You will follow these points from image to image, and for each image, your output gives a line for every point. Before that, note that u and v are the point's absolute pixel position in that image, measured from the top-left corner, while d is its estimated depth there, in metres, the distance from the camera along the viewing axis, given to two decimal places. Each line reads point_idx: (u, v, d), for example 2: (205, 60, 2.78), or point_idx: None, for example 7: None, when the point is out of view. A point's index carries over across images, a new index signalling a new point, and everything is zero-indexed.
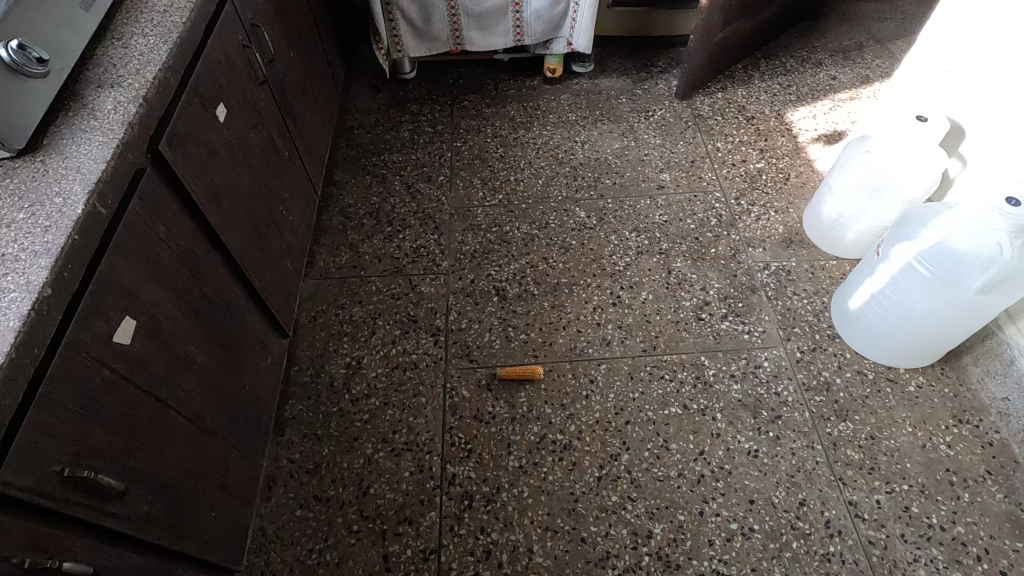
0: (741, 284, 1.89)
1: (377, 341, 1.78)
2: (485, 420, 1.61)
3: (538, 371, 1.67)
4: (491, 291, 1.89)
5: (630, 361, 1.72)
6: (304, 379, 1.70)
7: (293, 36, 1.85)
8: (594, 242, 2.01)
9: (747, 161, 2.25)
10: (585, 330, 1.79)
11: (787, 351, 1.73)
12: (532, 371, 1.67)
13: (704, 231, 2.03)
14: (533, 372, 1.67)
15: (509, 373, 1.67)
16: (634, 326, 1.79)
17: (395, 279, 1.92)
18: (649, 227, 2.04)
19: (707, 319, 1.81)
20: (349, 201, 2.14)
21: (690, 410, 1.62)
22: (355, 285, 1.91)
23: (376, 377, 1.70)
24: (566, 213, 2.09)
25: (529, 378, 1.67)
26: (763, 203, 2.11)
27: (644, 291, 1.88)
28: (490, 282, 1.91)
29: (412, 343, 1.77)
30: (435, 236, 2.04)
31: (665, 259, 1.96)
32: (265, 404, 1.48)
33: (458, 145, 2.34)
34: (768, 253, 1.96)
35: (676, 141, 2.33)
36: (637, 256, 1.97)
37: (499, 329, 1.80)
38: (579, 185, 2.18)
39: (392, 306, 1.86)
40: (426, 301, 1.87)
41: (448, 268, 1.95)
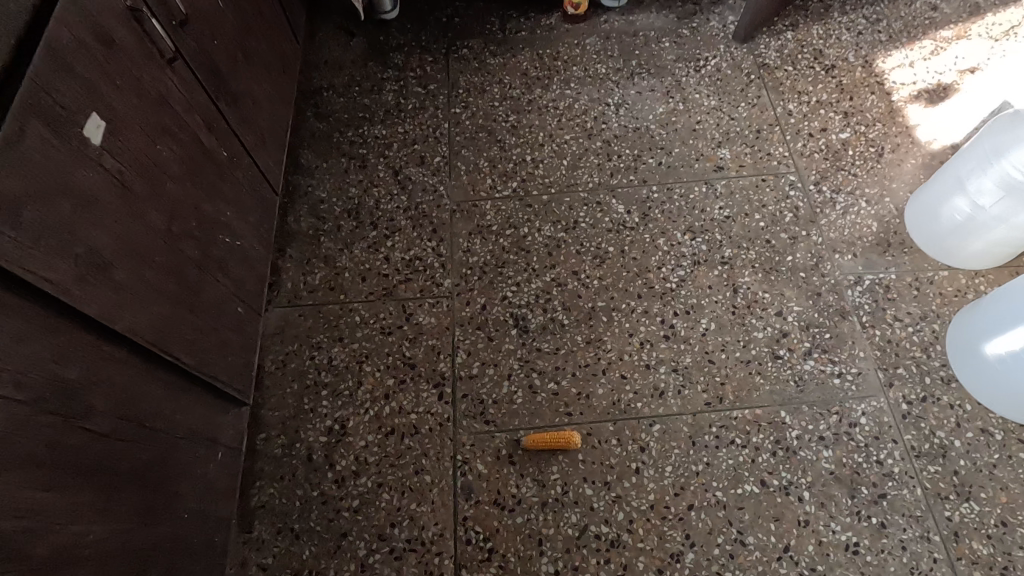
0: (828, 306, 1.48)
1: (365, 395, 1.40)
2: (508, 507, 1.27)
3: (574, 440, 1.30)
4: (507, 322, 1.48)
5: (690, 418, 1.35)
6: (275, 453, 1.33)
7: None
8: (637, 248, 1.57)
9: (829, 130, 1.75)
10: (627, 373, 1.40)
11: (889, 403, 1.36)
12: (565, 440, 1.30)
13: (776, 231, 1.59)
14: (569, 442, 1.30)
15: (537, 444, 1.30)
16: (693, 369, 1.40)
17: (385, 306, 1.51)
18: (706, 227, 1.60)
19: (786, 357, 1.42)
20: (322, 196, 1.68)
21: (769, 488, 1.27)
22: (333, 315, 1.50)
23: (367, 447, 1.34)
24: (599, 206, 1.64)
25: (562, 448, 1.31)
26: (850, 189, 1.65)
27: (704, 319, 1.47)
28: (505, 308, 1.50)
29: (409, 398, 1.39)
30: (434, 245, 1.60)
31: (729, 271, 1.53)
32: (222, 513, 1.12)
33: (457, 112, 1.82)
34: (860, 262, 1.53)
35: (737, 102, 1.81)
36: (694, 268, 1.54)
37: (520, 376, 1.41)
38: (614, 168, 1.70)
39: (383, 345, 1.46)
40: (425, 338, 1.47)
41: (452, 291, 1.53)
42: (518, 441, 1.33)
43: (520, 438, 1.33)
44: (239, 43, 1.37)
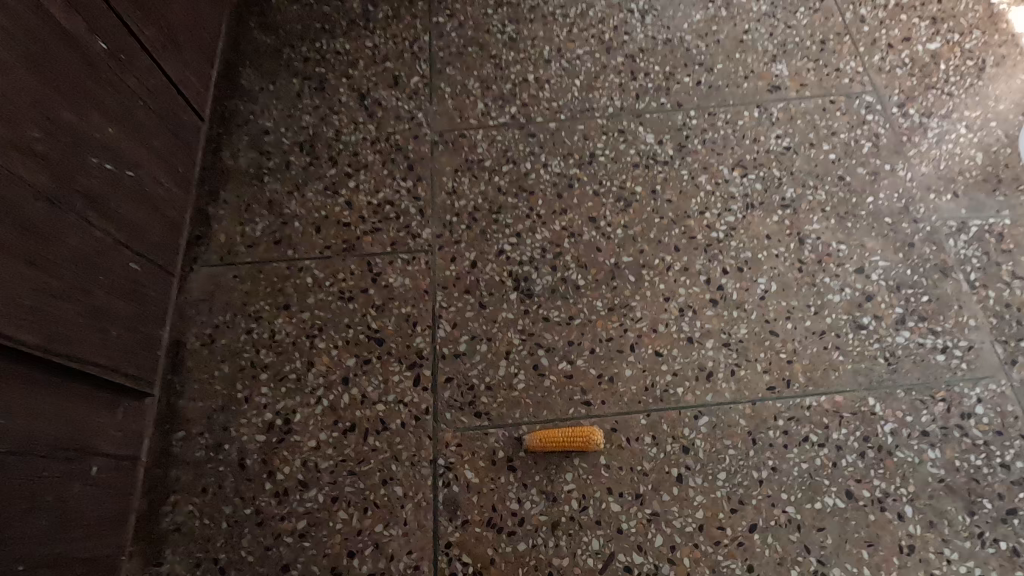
0: (924, 261, 1.13)
1: (318, 380, 1.06)
2: (507, 529, 0.95)
3: (595, 439, 0.97)
4: (504, 283, 1.14)
5: (748, 408, 1.02)
6: (198, 457, 1.01)
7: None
8: (672, 189, 1.22)
9: (913, 39, 1.37)
10: (663, 349, 1.07)
11: (1013, 386, 1.02)
12: (584, 439, 0.97)
13: (851, 165, 1.23)
14: (589, 443, 0.97)
15: (547, 445, 0.98)
16: (749, 344, 1.07)
17: (345, 265, 1.16)
18: (761, 161, 1.24)
19: (872, 326, 1.07)
20: (266, 125, 1.31)
21: (858, 501, 0.95)
22: (277, 276, 1.15)
23: (318, 448, 1.01)
24: (623, 136, 1.28)
25: (580, 450, 0.98)
26: (945, 112, 1.28)
27: (763, 279, 1.12)
28: (502, 267, 1.15)
29: (375, 384, 1.06)
30: (410, 186, 1.24)
31: (793, 216, 1.18)
32: (121, 504, 0.94)
33: (440, 21, 1.44)
34: (963, 204, 1.18)
35: (795, 7, 1.43)
36: (747, 213, 1.19)
37: (521, 354, 1.07)
38: (640, 89, 1.33)
39: (342, 315, 1.12)
40: (397, 305, 1.12)
41: (433, 245, 1.18)
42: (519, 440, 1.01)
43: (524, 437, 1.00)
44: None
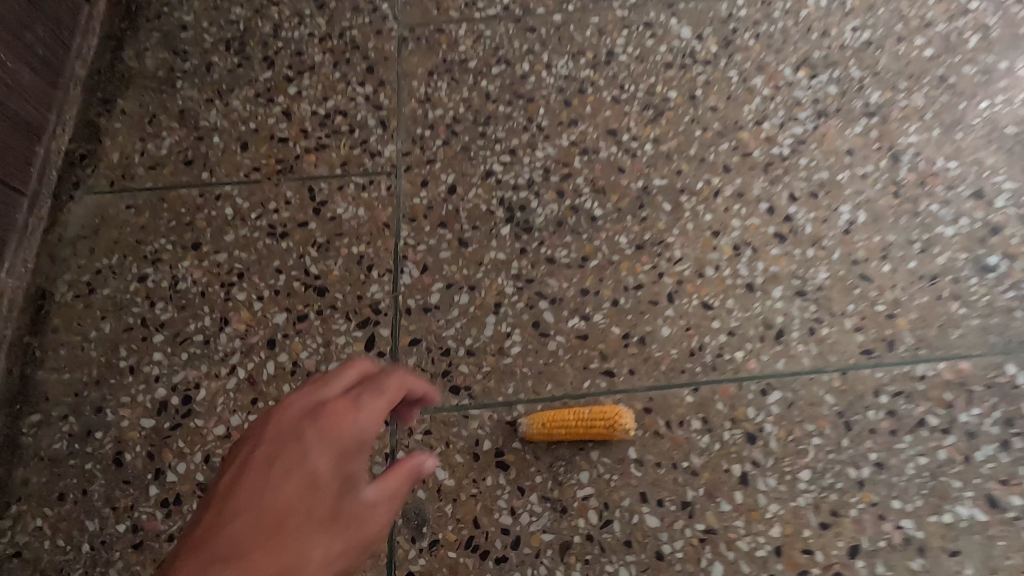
0: None
1: (233, 344, 0.76)
2: (495, 554, 0.66)
3: (625, 424, 0.67)
4: (493, 215, 0.84)
5: (836, 380, 0.72)
6: (59, 451, 0.71)
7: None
8: (717, 94, 0.91)
9: None
10: (712, 301, 0.77)
11: None
12: (609, 424, 0.67)
13: (956, 62, 0.92)
14: (616, 429, 0.67)
15: (556, 432, 0.68)
16: (833, 293, 0.77)
17: (277, 192, 0.86)
18: (834, 58, 0.93)
19: (1003, 269, 0.77)
20: (183, 18, 1.00)
21: (1007, 513, 0.65)
22: (185, 207, 0.85)
23: (227, 438, 0.71)
24: (651, 29, 0.97)
25: (603, 439, 0.68)
26: None
27: (846, 207, 0.82)
28: (490, 194, 0.85)
29: (312, 349, 0.76)
30: (369, 92, 0.94)
31: (881, 126, 0.88)
32: None
33: None
34: None
35: None
36: (819, 122, 0.88)
37: (516, 308, 0.77)
38: None
39: (270, 256, 0.82)
40: (346, 244, 0.82)
41: (397, 165, 0.88)
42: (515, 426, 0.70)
43: (522, 421, 0.70)
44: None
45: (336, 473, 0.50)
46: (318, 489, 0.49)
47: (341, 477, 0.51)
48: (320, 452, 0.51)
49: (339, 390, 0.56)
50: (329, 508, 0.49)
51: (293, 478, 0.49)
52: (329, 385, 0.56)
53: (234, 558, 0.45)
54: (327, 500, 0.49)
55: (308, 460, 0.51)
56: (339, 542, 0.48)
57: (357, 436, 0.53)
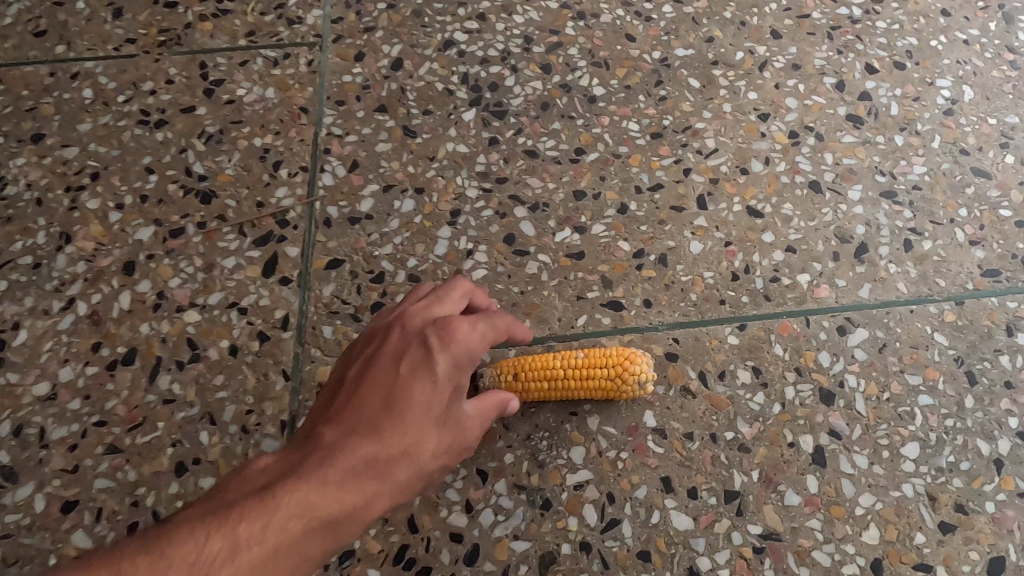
0: None
1: (73, 268, 0.53)
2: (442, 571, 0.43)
3: (641, 373, 0.44)
4: (453, 96, 0.60)
5: (949, 313, 0.49)
6: None
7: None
8: None
9: None
10: (762, 205, 0.54)
11: None
12: (615, 372, 0.44)
13: None
14: (626, 380, 0.44)
15: (533, 385, 0.44)
16: (936, 193, 0.53)
17: (156, 69, 0.62)
18: None
19: None
20: None
21: None
22: (28, 89, 0.62)
23: (51, 401, 0.48)
24: None
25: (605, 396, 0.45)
26: None
27: (945, 81, 0.59)
28: (449, 68, 0.62)
29: (186, 275, 0.52)
30: None
31: None
32: None
33: None
34: None
35: None
36: None
37: (482, 217, 0.54)
38: None
39: (138, 151, 0.58)
40: (246, 135, 0.59)
41: (324, 34, 0.64)
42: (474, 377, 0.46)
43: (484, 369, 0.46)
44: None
45: (455, 380, 0.39)
46: (440, 392, 0.38)
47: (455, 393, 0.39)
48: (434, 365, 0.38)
49: (455, 303, 0.44)
50: (450, 412, 0.39)
51: (407, 386, 0.38)
52: (446, 296, 0.44)
53: (357, 439, 0.36)
54: (447, 404, 0.39)
55: (418, 374, 0.38)
56: (453, 450, 0.39)
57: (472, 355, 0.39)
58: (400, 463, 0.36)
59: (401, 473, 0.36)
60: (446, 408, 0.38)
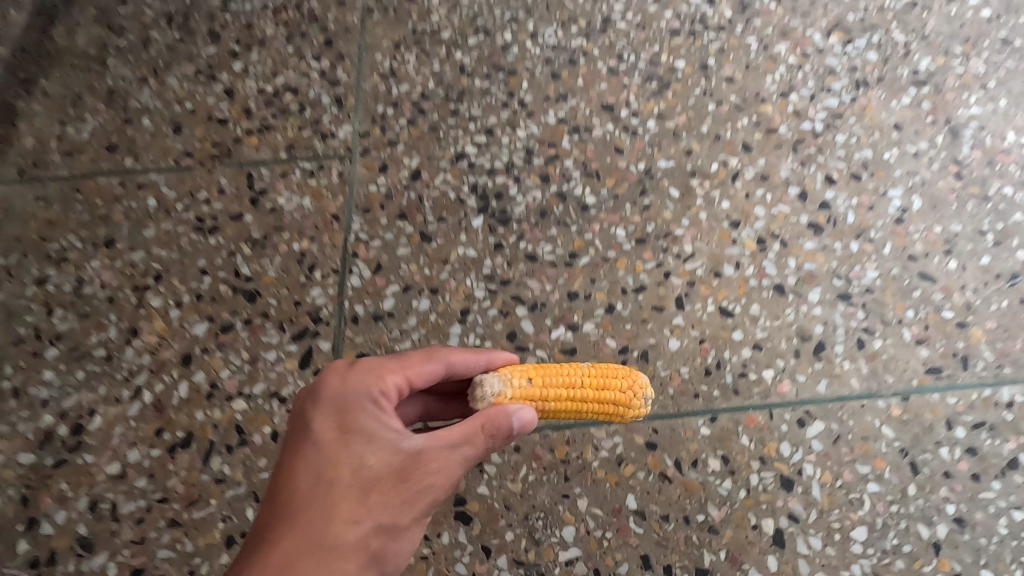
0: None
1: (140, 360, 0.62)
2: None
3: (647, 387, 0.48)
4: (463, 204, 0.69)
5: (896, 407, 0.56)
6: None
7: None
8: (733, 64, 0.77)
9: None
10: (732, 306, 0.61)
11: None
12: (624, 387, 0.48)
13: (1019, 24, 0.78)
14: (636, 391, 0.48)
15: (557, 389, 0.47)
16: (886, 295, 0.61)
17: (211, 179, 0.73)
18: (873, 21, 0.79)
19: None
20: None
21: None
22: (102, 198, 0.72)
23: (121, 479, 0.57)
24: None
25: (617, 411, 0.48)
26: None
27: (897, 191, 0.67)
28: (462, 178, 0.71)
29: (236, 367, 0.61)
30: (325, 67, 0.81)
31: (934, 97, 0.73)
32: None
33: None
34: None
35: None
36: (858, 94, 0.74)
37: (488, 315, 0.63)
38: None
39: (195, 254, 0.68)
40: (288, 238, 0.68)
41: (353, 148, 0.74)
42: (477, 386, 0.46)
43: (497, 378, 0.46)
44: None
45: (356, 436, 0.43)
46: (342, 458, 0.42)
47: (360, 448, 0.42)
48: (330, 430, 0.43)
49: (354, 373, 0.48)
50: (355, 464, 0.42)
51: (308, 465, 0.42)
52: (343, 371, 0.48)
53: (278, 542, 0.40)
54: (358, 464, 0.42)
55: (317, 447, 0.42)
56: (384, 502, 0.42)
57: (358, 404, 0.44)
58: (321, 540, 0.40)
59: (328, 551, 0.40)
60: (354, 470, 0.42)
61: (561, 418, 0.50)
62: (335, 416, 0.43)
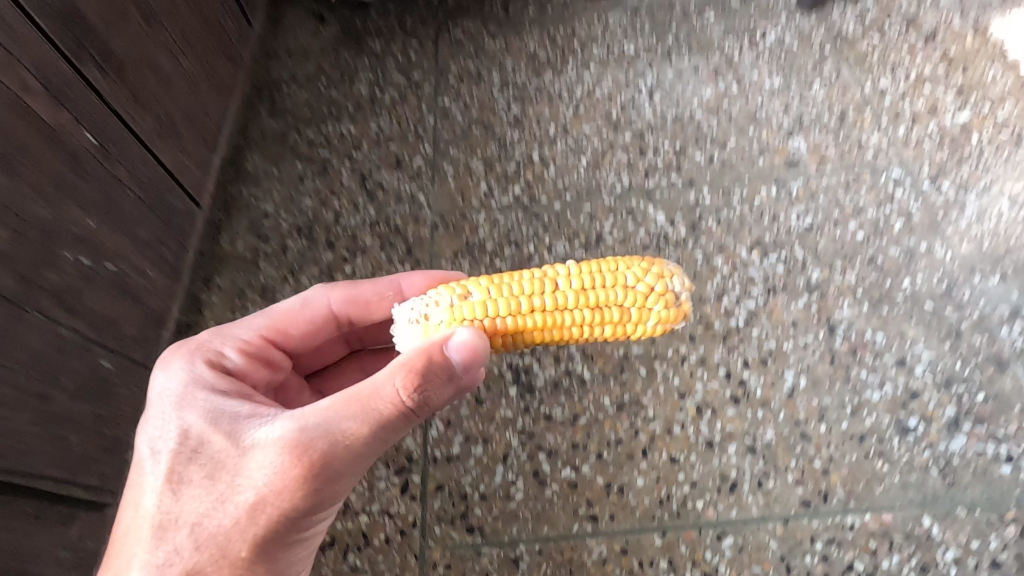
0: (977, 353, 1.01)
1: None
2: None
3: (671, 273, 0.71)
4: (503, 379, 1.02)
5: (779, 528, 0.90)
6: None
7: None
8: (685, 272, 1.13)
9: (940, 111, 1.31)
10: (679, 455, 0.95)
11: None
12: (600, 281, 0.69)
13: (882, 244, 1.13)
14: (650, 289, 0.70)
15: (512, 298, 0.68)
16: (778, 449, 0.95)
17: None
18: (782, 241, 1.15)
19: (922, 432, 0.95)
20: (267, 209, 1.30)
21: None
22: None
23: None
24: (632, 216, 1.22)
25: (637, 302, 0.70)
26: (984, 186, 1.19)
27: (790, 372, 1.01)
28: (501, 359, 1.04)
29: (359, 492, 0.97)
30: (408, 270, 1.21)
31: (820, 302, 1.08)
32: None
33: (446, 102, 1.43)
34: (1013, 285, 1.07)
35: (809, 82, 1.38)
36: (769, 298, 1.09)
37: (520, 459, 0.97)
38: (649, 166, 1.29)
39: None
40: None
41: None
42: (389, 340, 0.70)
43: (422, 303, 0.69)
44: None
45: (196, 434, 0.65)
46: (193, 453, 0.65)
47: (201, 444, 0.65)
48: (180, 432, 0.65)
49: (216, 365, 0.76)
50: (198, 458, 0.64)
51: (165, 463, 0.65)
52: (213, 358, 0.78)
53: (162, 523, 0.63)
54: (200, 457, 0.64)
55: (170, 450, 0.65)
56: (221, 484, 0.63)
57: (191, 402, 0.67)
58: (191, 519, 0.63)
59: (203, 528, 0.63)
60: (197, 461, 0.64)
61: (545, 324, 0.69)
62: (179, 415, 0.66)
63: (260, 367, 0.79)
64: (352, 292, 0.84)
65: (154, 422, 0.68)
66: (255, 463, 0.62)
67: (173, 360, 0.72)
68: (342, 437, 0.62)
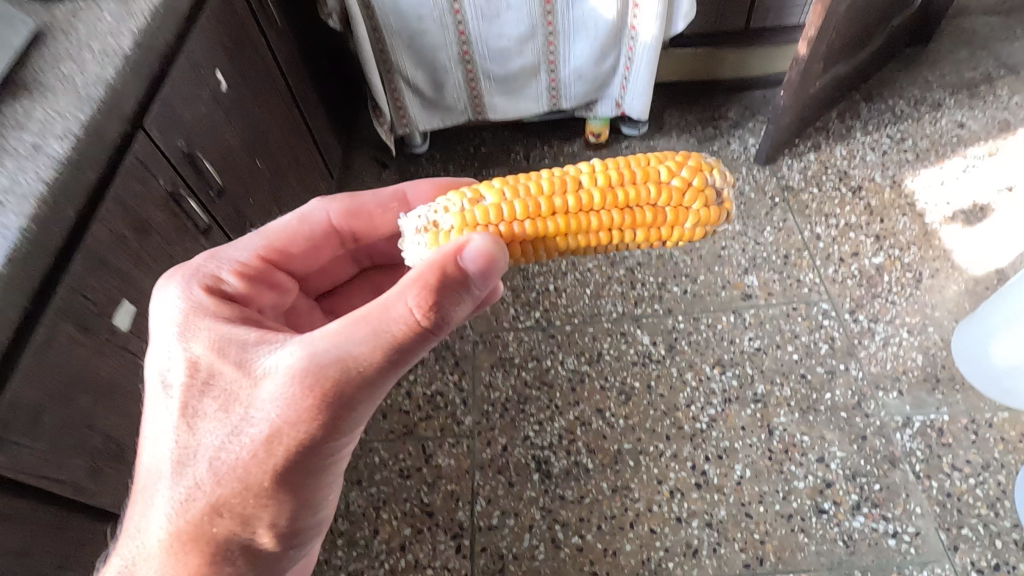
0: (875, 453, 1.38)
1: (381, 546, 1.35)
2: None
3: (699, 172, 0.83)
4: (528, 466, 1.42)
5: None
6: None
7: (252, 127, 1.35)
8: (664, 384, 1.51)
9: (860, 254, 1.71)
10: (656, 527, 1.32)
11: (954, 571, 1.24)
12: (621, 179, 0.81)
13: (811, 364, 1.52)
14: (669, 195, 0.82)
15: (531, 199, 0.79)
16: (728, 524, 1.31)
17: (405, 446, 1.47)
18: (737, 360, 1.53)
19: (832, 512, 1.31)
20: None
21: None
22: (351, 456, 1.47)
23: None
24: (625, 338, 1.59)
25: (660, 203, 0.82)
26: (889, 318, 1.58)
27: (739, 465, 1.38)
28: (527, 451, 1.44)
29: (426, 551, 1.34)
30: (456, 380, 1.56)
31: (763, 410, 1.45)
32: None
33: None
34: (907, 400, 1.44)
35: (762, 227, 1.79)
36: (725, 406, 1.46)
37: (542, 528, 1.34)
38: (638, 297, 1.66)
39: (402, 489, 1.41)
40: (445, 482, 1.42)
41: (472, 429, 1.48)
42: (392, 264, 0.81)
43: (431, 212, 0.80)
44: (272, 182, 1.44)
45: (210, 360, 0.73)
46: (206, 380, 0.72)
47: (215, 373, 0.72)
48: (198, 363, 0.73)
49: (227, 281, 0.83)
50: (213, 384, 0.72)
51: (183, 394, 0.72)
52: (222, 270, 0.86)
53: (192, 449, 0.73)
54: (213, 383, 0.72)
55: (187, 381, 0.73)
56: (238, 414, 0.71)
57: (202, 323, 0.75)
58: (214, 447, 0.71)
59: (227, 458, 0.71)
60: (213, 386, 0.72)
61: (569, 221, 0.81)
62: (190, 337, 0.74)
63: (261, 281, 0.85)
64: (352, 209, 0.92)
65: (162, 352, 0.74)
66: (270, 394, 0.69)
67: (171, 283, 0.78)
68: (353, 362, 0.68)
